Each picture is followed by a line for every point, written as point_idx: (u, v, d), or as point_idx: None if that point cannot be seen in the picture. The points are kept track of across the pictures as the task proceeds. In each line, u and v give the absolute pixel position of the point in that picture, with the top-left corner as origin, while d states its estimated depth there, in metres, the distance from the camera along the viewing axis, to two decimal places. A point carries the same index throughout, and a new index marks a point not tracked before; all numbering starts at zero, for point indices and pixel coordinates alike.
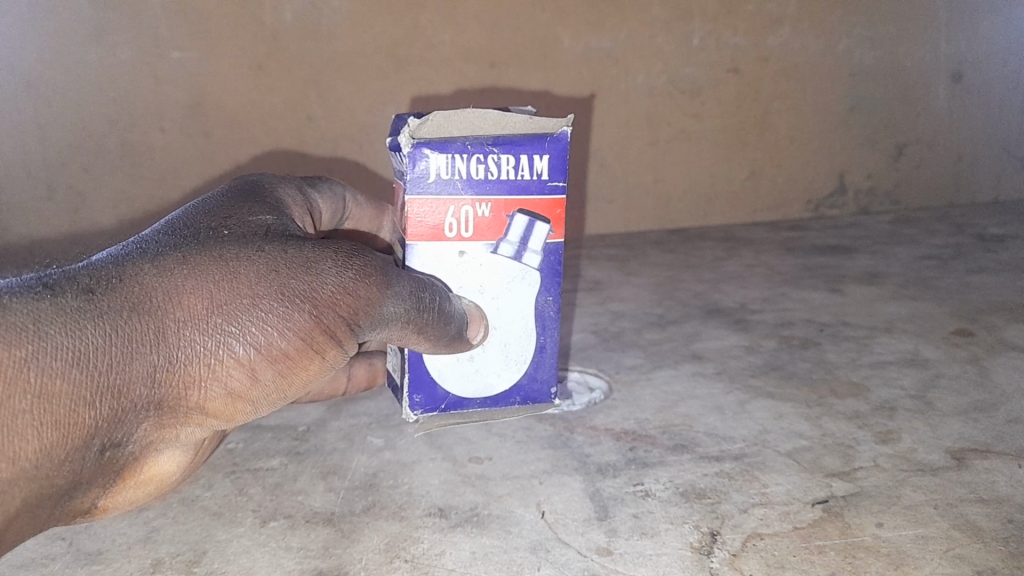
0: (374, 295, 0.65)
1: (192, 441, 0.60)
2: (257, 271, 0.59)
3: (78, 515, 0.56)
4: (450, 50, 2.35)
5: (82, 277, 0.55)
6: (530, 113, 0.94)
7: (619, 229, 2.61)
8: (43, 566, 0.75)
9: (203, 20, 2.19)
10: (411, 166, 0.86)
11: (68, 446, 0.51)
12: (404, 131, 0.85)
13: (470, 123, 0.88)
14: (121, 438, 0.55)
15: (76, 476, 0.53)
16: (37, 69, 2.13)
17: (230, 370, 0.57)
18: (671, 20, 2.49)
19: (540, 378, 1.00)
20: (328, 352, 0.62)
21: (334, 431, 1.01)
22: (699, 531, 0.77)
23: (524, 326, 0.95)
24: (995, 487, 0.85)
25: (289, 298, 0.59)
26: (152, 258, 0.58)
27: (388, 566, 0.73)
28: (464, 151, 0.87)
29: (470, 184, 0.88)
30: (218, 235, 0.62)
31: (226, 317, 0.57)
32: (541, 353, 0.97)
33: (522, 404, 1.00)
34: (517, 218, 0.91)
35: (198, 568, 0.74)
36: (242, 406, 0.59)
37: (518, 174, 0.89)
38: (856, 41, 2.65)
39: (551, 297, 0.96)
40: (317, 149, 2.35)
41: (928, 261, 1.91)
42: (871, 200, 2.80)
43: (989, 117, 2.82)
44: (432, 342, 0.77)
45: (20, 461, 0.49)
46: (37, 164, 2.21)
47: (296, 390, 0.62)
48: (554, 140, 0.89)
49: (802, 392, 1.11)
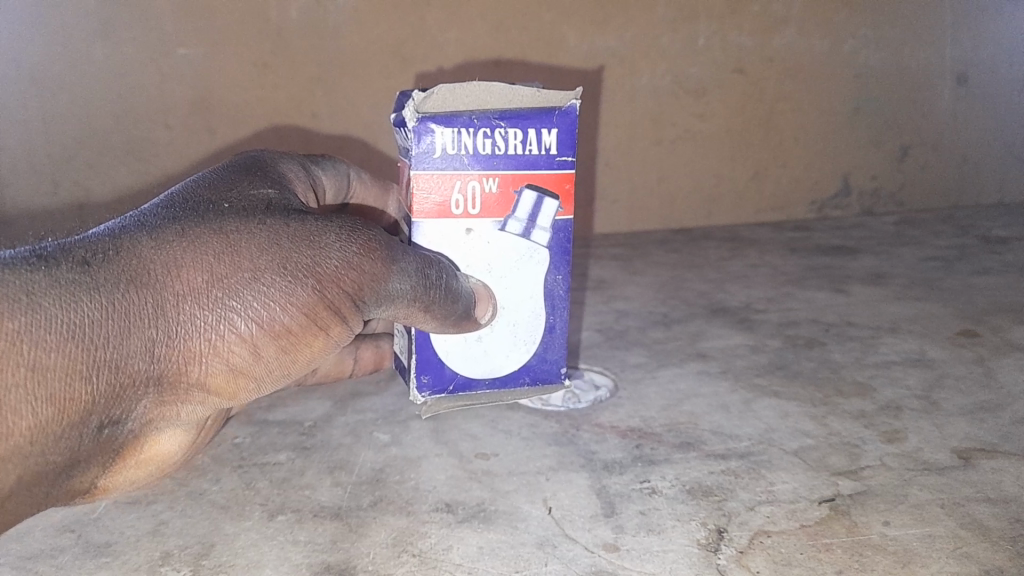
0: (378, 270, 0.65)
1: (193, 418, 0.61)
2: (259, 245, 0.59)
3: (78, 492, 0.57)
4: (455, 48, 2.35)
5: (78, 249, 0.55)
6: (537, 87, 0.93)
7: (622, 227, 2.61)
8: (52, 557, 0.75)
9: (209, 17, 2.19)
10: (416, 141, 0.85)
11: (65, 422, 0.52)
12: (409, 105, 0.85)
13: (477, 97, 0.87)
14: (120, 415, 0.55)
15: (74, 453, 0.54)
16: (44, 65, 2.15)
17: (232, 346, 0.57)
18: (677, 20, 2.49)
19: (549, 359, 0.98)
20: (332, 329, 0.62)
21: (340, 427, 1.01)
22: (705, 529, 0.77)
23: (533, 305, 0.95)
24: (1001, 486, 0.85)
25: (292, 272, 0.59)
26: (151, 231, 0.58)
27: (397, 560, 0.74)
28: (469, 125, 0.86)
29: (477, 159, 0.88)
30: (218, 209, 0.62)
31: (227, 291, 0.57)
32: (550, 332, 0.97)
33: (530, 386, 0.98)
34: (526, 194, 0.90)
35: (206, 561, 0.74)
36: (245, 383, 0.59)
37: (526, 149, 0.89)
38: (862, 43, 2.66)
39: (560, 277, 0.95)
40: (322, 147, 2.35)
41: (933, 263, 1.91)
42: (876, 201, 2.80)
43: (993, 120, 2.82)
44: (439, 321, 0.78)
45: (14, 437, 0.49)
46: (43, 160, 2.22)
47: (299, 368, 0.62)
48: (562, 114, 0.89)
49: (808, 391, 1.11)
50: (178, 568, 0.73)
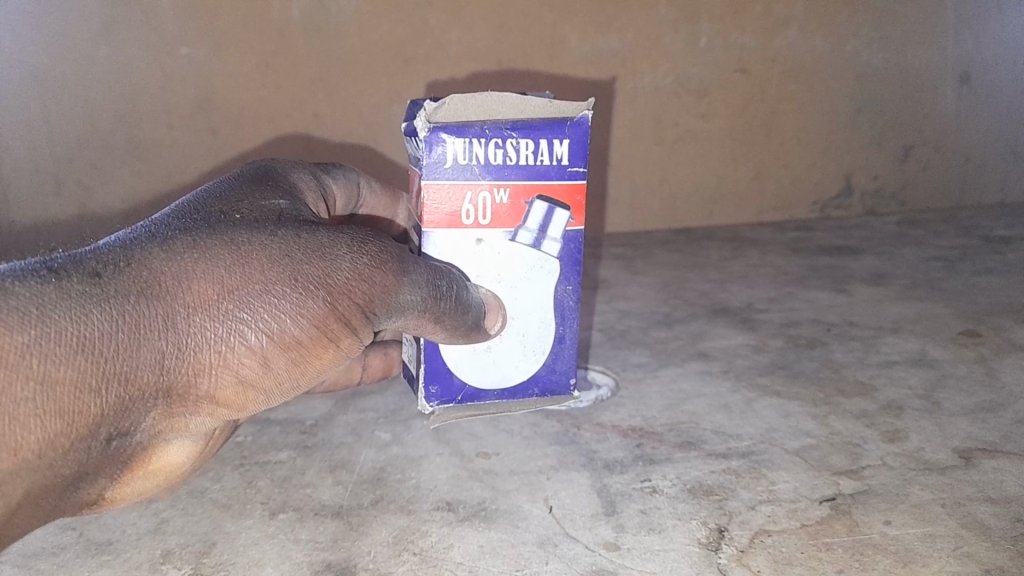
0: (389, 282, 0.65)
1: (202, 431, 0.61)
2: (270, 256, 0.60)
3: (86, 505, 0.57)
4: (457, 48, 2.35)
5: (89, 260, 0.55)
6: (548, 98, 0.93)
7: (624, 228, 2.61)
8: (54, 555, 0.76)
9: (212, 18, 2.20)
10: (428, 151, 0.86)
11: (73, 436, 0.52)
12: (421, 115, 0.85)
13: (488, 106, 0.87)
14: (129, 427, 0.55)
15: (82, 466, 0.54)
16: (47, 65, 2.15)
17: (242, 359, 0.57)
18: (679, 20, 2.49)
19: (558, 370, 0.98)
20: (342, 341, 0.62)
21: (341, 426, 1.01)
22: (706, 528, 0.77)
23: (542, 316, 0.95)
24: (1003, 486, 0.85)
25: (303, 283, 0.60)
26: (161, 242, 0.58)
27: (397, 558, 0.74)
28: (481, 135, 0.87)
29: (488, 169, 0.88)
30: (229, 220, 0.62)
31: (238, 303, 0.57)
32: (559, 343, 0.97)
33: (539, 396, 0.99)
34: (537, 205, 0.91)
35: (207, 559, 0.74)
36: (254, 395, 0.59)
37: (538, 159, 0.89)
38: (864, 43, 2.65)
39: (570, 287, 0.95)
40: (324, 147, 2.35)
41: (936, 263, 1.90)
42: (878, 201, 2.79)
43: (996, 119, 2.81)
44: (448, 331, 0.77)
45: (22, 452, 0.49)
46: (46, 160, 2.22)
47: (309, 380, 0.62)
48: (574, 125, 0.89)
49: (810, 391, 1.11)
50: (180, 566, 0.73)
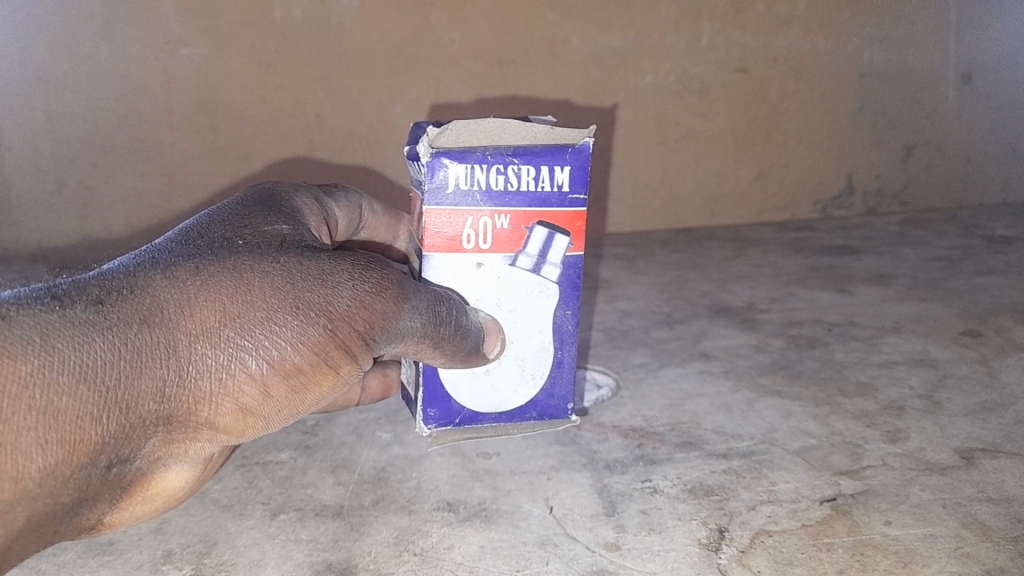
0: (390, 309, 0.65)
1: (202, 456, 0.61)
2: (272, 283, 0.60)
3: (84, 530, 0.57)
4: (459, 49, 2.35)
5: (92, 286, 0.56)
6: (552, 123, 0.91)
7: (625, 228, 2.61)
8: (55, 555, 0.76)
9: (214, 17, 2.20)
10: (429, 176, 0.84)
11: (73, 464, 0.52)
12: (423, 140, 0.83)
13: (491, 132, 0.85)
14: (128, 454, 0.55)
15: (82, 493, 0.54)
16: (49, 65, 2.15)
17: (242, 385, 0.57)
18: (681, 20, 2.49)
19: (557, 394, 0.94)
20: (342, 367, 0.62)
21: (342, 426, 1.01)
22: (707, 528, 0.77)
23: (542, 341, 0.92)
24: (1004, 486, 0.85)
25: (304, 311, 0.60)
26: (164, 268, 0.58)
27: (397, 559, 0.74)
28: (483, 161, 0.84)
29: (490, 195, 0.86)
30: (231, 245, 0.62)
31: (240, 331, 0.57)
32: (558, 367, 0.93)
33: (537, 420, 0.95)
34: (537, 230, 0.88)
35: (208, 559, 0.74)
36: (254, 422, 0.59)
37: (538, 186, 0.87)
38: (866, 41, 2.65)
39: (570, 312, 0.92)
40: (325, 146, 2.35)
41: (938, 263, 1.90)
42: (880, 201, 2.79)
43: (999, 118, 2.80)
44: (447, 356, 0.77)
45: (23, 481, 0.50)
46: (49, 161, 2.23)
47: (308, 407, 0.61)
48: (575, 151, 0.86)
49: (811, 391, 1.11)
50: (180, 567, 0.74)
